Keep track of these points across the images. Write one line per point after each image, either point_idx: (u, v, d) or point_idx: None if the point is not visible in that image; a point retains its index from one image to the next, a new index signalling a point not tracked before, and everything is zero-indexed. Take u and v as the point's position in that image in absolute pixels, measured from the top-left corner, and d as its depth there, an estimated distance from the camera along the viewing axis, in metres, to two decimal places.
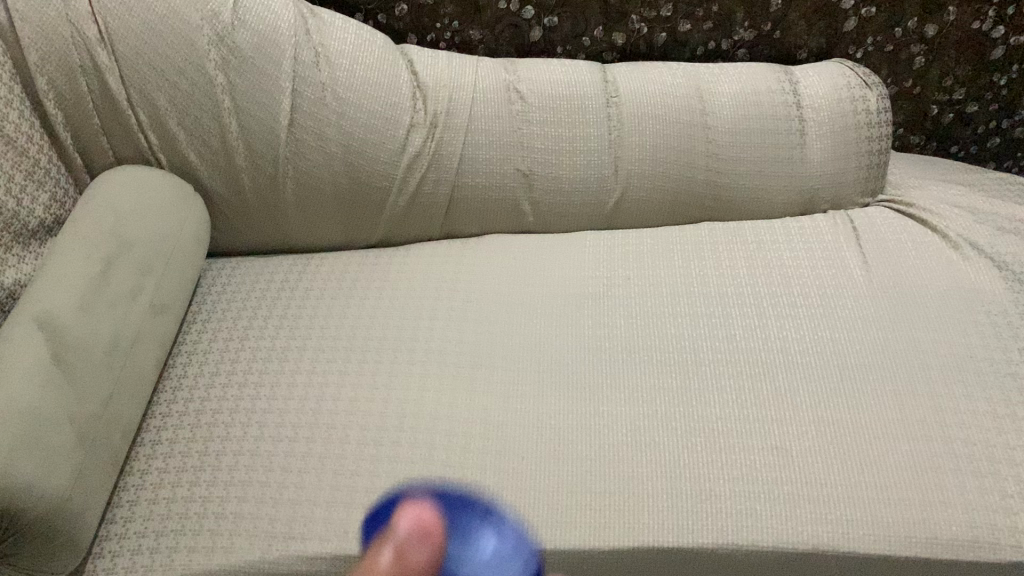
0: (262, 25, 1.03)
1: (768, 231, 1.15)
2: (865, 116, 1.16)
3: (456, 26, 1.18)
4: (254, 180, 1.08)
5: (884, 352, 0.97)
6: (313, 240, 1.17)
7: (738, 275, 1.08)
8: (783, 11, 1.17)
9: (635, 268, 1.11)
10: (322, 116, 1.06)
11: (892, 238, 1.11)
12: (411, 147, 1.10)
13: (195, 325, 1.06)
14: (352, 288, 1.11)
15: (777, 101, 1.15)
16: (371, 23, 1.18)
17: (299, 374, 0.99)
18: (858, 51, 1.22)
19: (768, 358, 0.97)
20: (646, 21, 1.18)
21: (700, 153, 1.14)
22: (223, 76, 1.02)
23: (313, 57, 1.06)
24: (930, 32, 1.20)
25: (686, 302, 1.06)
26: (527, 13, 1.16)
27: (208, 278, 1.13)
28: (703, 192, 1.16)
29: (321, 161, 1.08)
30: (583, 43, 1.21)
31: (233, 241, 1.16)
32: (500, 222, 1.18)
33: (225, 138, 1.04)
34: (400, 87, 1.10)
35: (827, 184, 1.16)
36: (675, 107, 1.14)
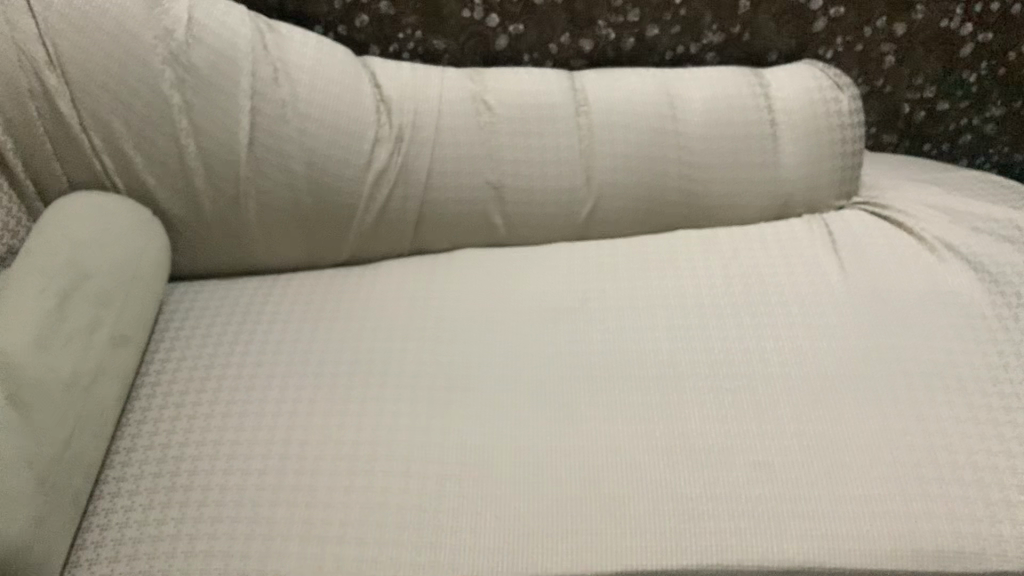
0: (219, 42, 1.00)
1: (743, 238, 1.13)
2: (836, 118, 1.14)
3: (419, 37, 1.15)
4: (215, 201, 1.05)
5: (865, 362, 0.95)
6: (277, 261, 1.13)
7: (716, 285, 1.06)
8: (751, 13, 1.16)
9: (610, 282, 1.08)
10: (284, 133, 1.03)
11: (868, 241, 1.09)
12: (377, 162, 1.07)
13: (158, 354, 1.03)
14: (320, 310, 1.07)
15: (748, 105, 1.13)
16: (331, 35, 1.14)
17: (268, 403, 0.96)
18: (828, 51, 1.21)
19: (749, 370, 0.96)
20: (613, 27, 1.16)
21: (672, 160, 1.12)
22: (179, 96, 1.00)
23: (272, 73, 1.03)
24: (899, 30, 1.19)
25: (663, 314, 1.03)
26: (493, 21, 1.14)
27: (171, 305, 1.10)
28: (677, 201, 1.14)
29: (284, 179, 1.05)
30: (550, 50, 1.18)
31: (195, 264, 1.12)
32: (471, 237, 1.15)
33: (184, 160, 1.02)
34: (363, 101, 1.07)
35: (801, 188, 1.15)
36: (645, 115, 1.12)
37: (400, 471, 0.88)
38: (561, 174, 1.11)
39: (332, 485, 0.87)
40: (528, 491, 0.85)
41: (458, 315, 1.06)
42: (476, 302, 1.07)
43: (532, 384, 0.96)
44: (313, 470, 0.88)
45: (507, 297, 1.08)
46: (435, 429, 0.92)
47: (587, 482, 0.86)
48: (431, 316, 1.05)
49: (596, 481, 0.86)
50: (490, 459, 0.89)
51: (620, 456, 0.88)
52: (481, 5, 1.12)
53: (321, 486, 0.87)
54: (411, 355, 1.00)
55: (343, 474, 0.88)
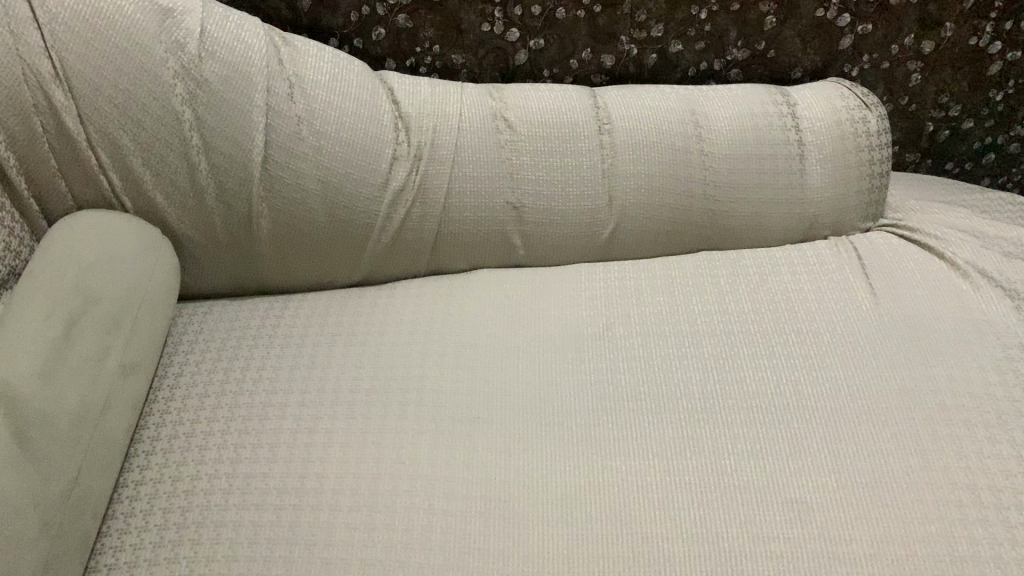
0: (232, 55, 0.96)
1: (769, 260, 1.09)
2: (865, 138, 1.10)
3: (437, 51, 1.12)
4: (227, 219, 1.02)
5: (903, 394, 0.92)
6: (289, 280, 1.10)
7: (744, 310, 1.03)
8: (778, 30, 1.13)
9: (635, 306, 1.05)
10: (299, 150, 1.00)
11: (899, 265, 1.06)
12: (394, 182, 1.04)
13: (167, 379, 0.99)
14: (335, 333, 1.04)
15: (776, 124, 1.10)
16: (346, 48, 1.11)
17: (282, 433, 0.91)
18: (854, 69, 1.18)
19: (783, 402, 0.92)
20: (636, 43, 1.13)
21: (697, 181, 1.09)
22: (190, 112, 0.96)
23: (287, 88, 0.99)
24: (927, 48, 1.16)
25: (691, 341, 1.00)
26: (512, 35, 1.11)
27: (179, 326, 1.06)
28: (701, 221, 1.11)
29: (299, 198, 1.01)
30: (571, 65, 1.15)
31: (204, 284, 1.09)
32: (488, 257, 1.12)
33: (195, 178, 0.98)
34: (380, 118, 1.03)
35: (827, 210, 1.11)
36: (669, 133, 1.08)
37: (423, 508, 0.84)
38: (583, 194, 1.08)
39: (351, 523, 0.83)
40: (557, 530, 0.82)
41: (478, 340, 1.02)
42: (496, 327, 1.04)
43: (558, 414, 0.93)
44: (331, 507, 0.84)
45: (528, 321, 1.04)
46: (458, 463, 0.88)
47: (617, 521, 0.83)
48: (450, 341, 1.02)
49: (627, 519, 0.83)
50: (516, 497, 0.85)
51: (650, 493, 0.85)
52: (501, 19, 1.09)
53: (339, 525, 0.83)
54: (430, 384, 0.96)
55: (363, 511, 0.84)
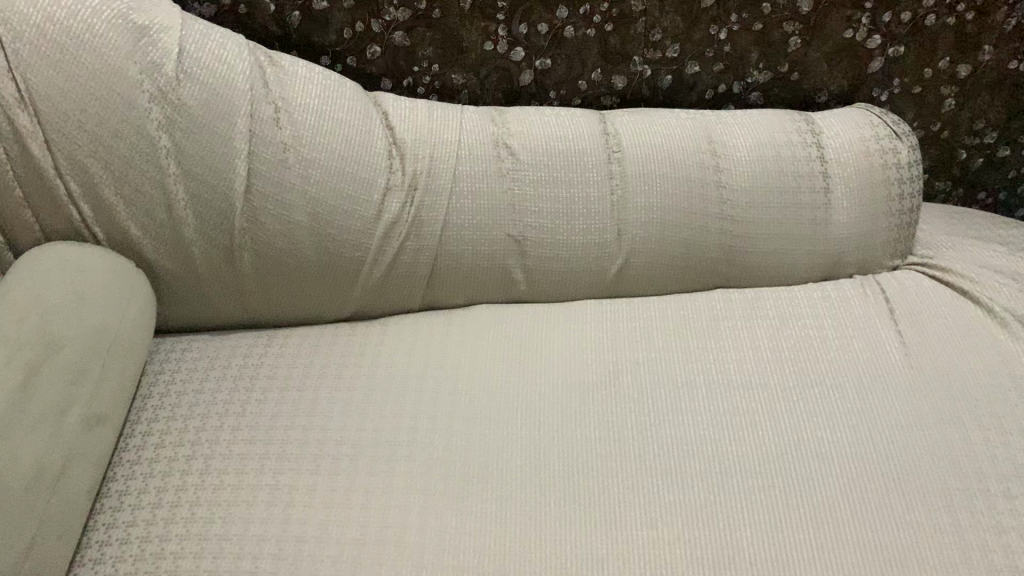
0: (213, 76, 0.89)
1: (790, 300, 1.02)
2: (894, 171, 1.03)
3: (436, 70, 1.04)
4: (207, 252, 0.95)
5: (936, 458, 0.84)
6: (275, 315, 1.03)
7: (762, 357, 0.95)
8: (803, 51, 1.05)
9: (644, 352, 0.97)
10: (286, 180, 0.93)
11: (930, 309, 0.98)
12: (387, 213, 0.97)
13: (139, 424, 0.92)
14: (321, 375, 0.97)
15: (799, 155, 1.02)
16: (338, 67, 1.03)
17: (260, 490, 0.84)
18: (883, 94, 1.10)
19: (805, 464, 0.84)
20: (650, 63, 1.05)
21: (713, 215, 1.01)
22: (167, 139, 0.89)
23: (273, 112, 0.92)
24: (962, 72, 1.08)
25: (705, 392, 0.92)
26: (517, 55, 1.03)
27: (155, 365, 0.99)
28: (716, 258, 1.03)
29: (285, 230, 0.94)
30: (579, 87, 1.07)
31: (183, 317, 1.02)
32: (488, 292, 1.05)
33: (172, 209, 0.91)
34: (373, 145, 0.96)
35: (853, 247, 1.03)
36: (685, 162, 1.01)
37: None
38: (591, 228, 1.01)
39: None
40: None
41: (475, 386, 0.95)
42: (494, 371, 0.96)
43: (559, 473, 0.85)
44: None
45: (528, 366, 0.97)
46: (449, 528, 0.81)
47: None
48: (445, 387, 0.95)
49: None
50: (511, 567, 0.77)
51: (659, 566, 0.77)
52: (505, 37, 1.02)
53: None
54: (422, 436, 0.89)
55: None
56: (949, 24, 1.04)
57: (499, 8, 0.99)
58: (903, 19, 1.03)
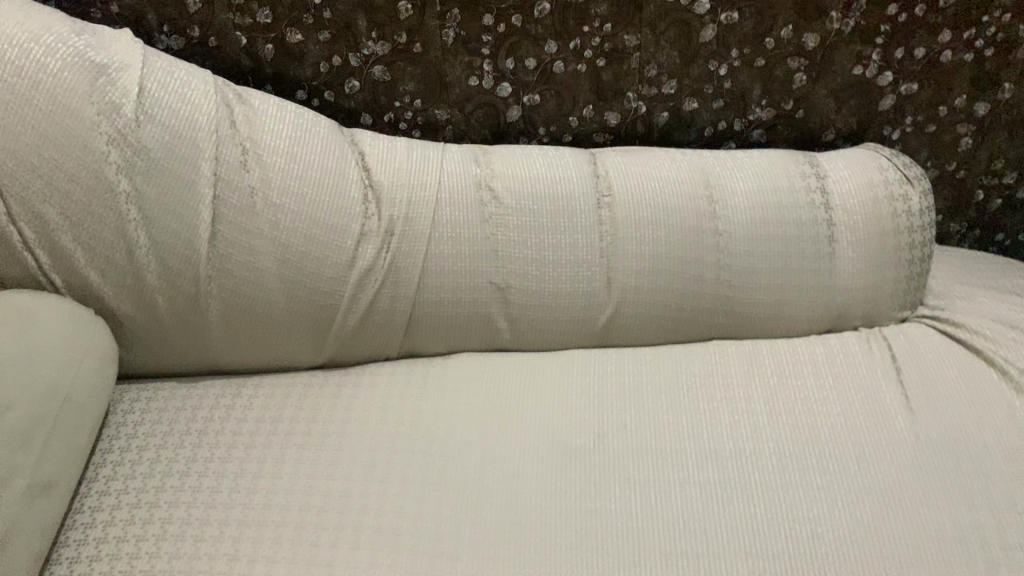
0: (175, 118, 0.85)
1: (790, 356, 0.96)
2: (904, 218, 0.96)
3: (418, 105, 0.99)
4: (171, 300, 0.89)
5: (947, 539, 0.77)
6: (245, 363, 0.98)
7: (758, 420, 0.89)
8: (808, 88, 0.99)
9: (632, 411, 0.91)
10: (253, 226, 0.88)
11: (940, 369, 0.92)
12: (361, 260, 0.91)
13: (96, 483, 0.87)
14: (290, 430, 0.91)
15: (802, 201, 0.96)
16: (315, 101, 0.98)
17: (217, 560, 0.78)
18: (895, 132, 1.04)
19: (804, 543, 0.77)
20: (644, 100, 0.99)
21: (709, 264, 0.95)
22: (127, 183, 0.84)
23: (240, 155, 0.87)
24: (980, 111, 1.02)
25: (696, 458, 0.86)
26: (504, 90, 0.98)
27: (117, 416, 0.94)
28: (712, 308, 0.97)
29: (252, 278, 0.89)
30: (570, 123, 1.01)
31: (149, 364, 0.97)
32: (470, 340, 0.99)
33: (133, 255, 0.86)
34: (347, 188, 0.91)
35: (859, 299, 0.97)
36: (679, 207, 0.95)
37: None
38: (578, 276, 0.95)
39: None
40: None
41: (452, 445, 0.89)
42: (472, 429, 0.91)
43: (537, 546, 0.79)
44: None
45: (509, 424, 0.91)
46: None
47: None
48: (419, 447, 0.89)
49: None
50: None
51: None
52: (491, 72, 0.96)
53: None
54: (392, 503, 0.83)
55: None
56: (967, 60, 0.97)
57: (484, 41, 0.93)
58: (917, 55, 0.96)
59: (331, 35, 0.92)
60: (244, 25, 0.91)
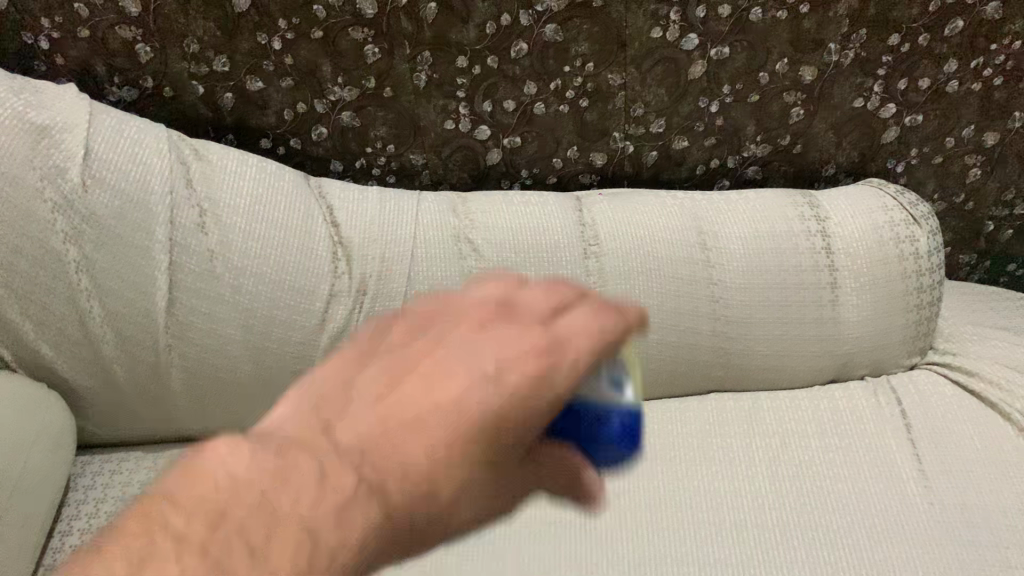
0: (125, 180, 0.78)
1: (791, 413, 0.91)
2: (912, 261, 0.90)
3: (391, 151, 0.94)
4: (130, 371, 0.83)
5: None
6: (212, 431, 0.92)
7: (760, 487, 0.83)
8: (806, 122, 0.93)
9: (625, 480, 0.85)
10: (214, 292, 0.81)
11: (952, 427, 0.86)
12: (332, 323, 0.85)
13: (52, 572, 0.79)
14: None
15: (802, 246, 0.89)
16: (281, 149, 0.93)
17: None
18: (898, 165, 0.98)
19: None
20: (631, 139, 0.93)
21: (704, 315, 0.89)
22: (76, 250, 0.77)
23: (197, 217, 0.81)
24: (989, 141, 0.95)
25: (694, 533, 0.80)
26: (482, 133, 0.92)
27: (77, 494, 0.87)
28: (708, 361, 0.92)
29: (214, 345, 0.83)
30: (553, 164, 0.96)
31: (111, 434, 0.90)
32: None
33: (86, 326, 0.79)
34: (315, 247, 0.85)
35: (865, 347, 0.91)
36: (671, 256, 0.89)
37: None
38: None
39: None
40: None
41: None
42: None
43: None
44: None
45: None
46: None
47: None
48: None
49: None
50: None
51: None
52: (467, 115, 0.90)
53: None
54: None
55: None
56: (974, 90, 0.91)
57: (459, 84, 0.87)
58: (921, 87, 0.90)
59: (294, 82, 0.86)
60: (200, 74, 0.85)
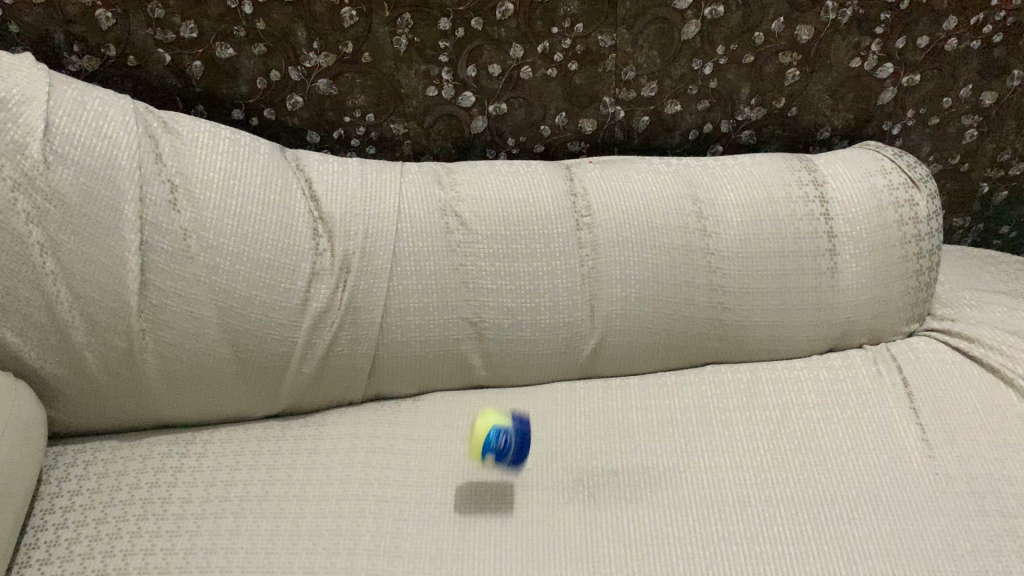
0: (90, 156, 0.73)
1: (791, 384, 0.88)
2: (912, 226, 0.87)
3: (371, 120, 0.89)
4: (102, 358, 0.78)
5: None
6: (191, 417, 0.88)
7: (761, 461, 0.81)
8: (801, 84, 0.90)
9: (623, 458, 0.83)
10: (189, 273, 0.77)
11: (954, 394, 0.84)
12: (314, 303, 0.81)
13: (28, 570, 0.75)
14: (243, 494, 0.81)
15: (799, 213, 0.87)
16: (255, 120, 0.88)
17: None
18: (894, 127, 0.95)
19: None
20: (622, 104, 0.90)
21: (701, 286, 0.87)
22: (40, 232, 0.72)
23: (169, 193, 0.77)
24: (987, 101, 0.93)
25: (696, 510, 0.78)
26: (466, 100, 0.88)
27: (50, 486, 0.83)
28: (705, 333, 0.89)
29: (191, 329, 0.79)
30: (541, 132, 0.92)
31: (85, 424, 0.86)
32: (443, 378, 0.91)
33: (54, 313, 0.75)
34: (295, 223, 0.81)
35: (864, 315, 0.89)
36: (666, 226, 0.86)
37: None
38: (558, 306, 0.86)
39: None
40: None
41: (426, 504, 0.80)
42: (448, 485, 0.82)
43: None
44: None
45: (488, 475, 0.82)
46: None
47: None
48: (390, 511, 0.79)
49: None
50: None
51: None
52: (450, 81, 0.86)
53: None
54: None
55: None
56: (973, 48, 0.88)
57: (442, 48, 0.83)
58: (920, 45, 0.87)
59: (267, 48, 0.81)
60: (166, 41, 0.80)
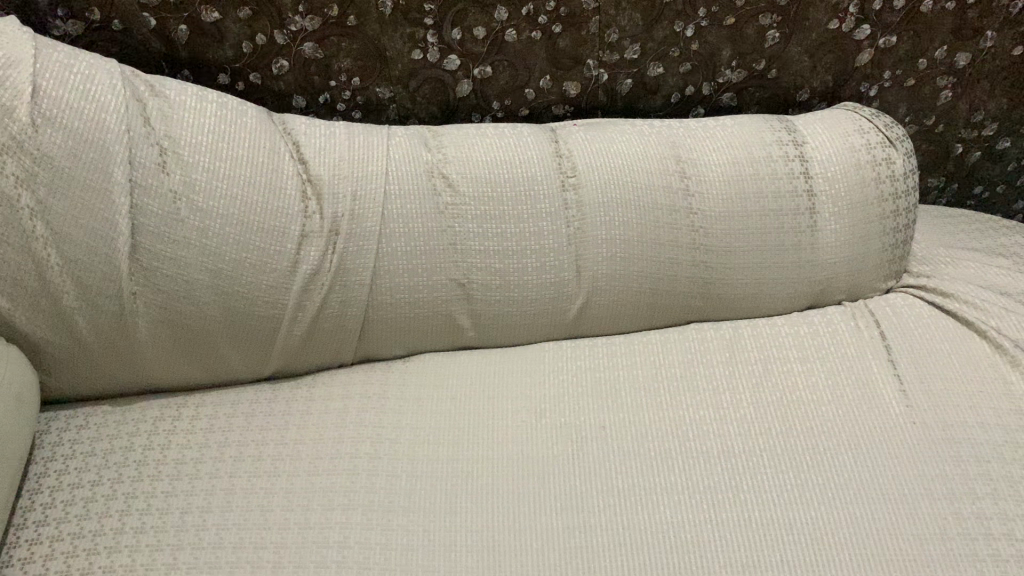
0: (78, 118, 0.74)
1: (773, 339, 0.91)
2: (889, 184, 0.89)
3: (357, 84, 0.90)
4: (94, 322, 0.79)
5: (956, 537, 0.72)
6: (182, 381, 0.88)
7: (744, 413, 0.84)
8: (781, 46, 0.91)
9: (611, 413, 0.85)
10: (178, 236, 0.78)
11: (929, 346, 0.87)
12: (304, 265, 0.82)
13: (25, 531, 0.76)
14: (236, 455, 0.83)
15: (780, 172, 0.89)
16: (241, 84, 0.88)
17: None
18: (871, 88, 0.97)
19: (806, 552, 0.72)
20: (605, 67, 0.91)
21: (684, 245, 0.88)
22: (29, 196, 0.72)
23: (158, 157, 0.77)
24: (961, 62, 0.95)
25: (683, 462, 0.80)
26: (451, 63, 0.89)
27: (43, 450, 0.83)
28: (689, 291, 0.91)
29: (182, 292, 0.79)
30: (525, 95, 0.93)
31: (75, 389, 0.87)
32: (432, 339, 0.92)
33: (44, 277, 0.75)
34: (284, 186, 0.82)
35: (842, 273, 0.91)
36: (650, 186, 0.88)
37: None
38: (545, 266, 0.88)
39: None
40: None
41: (417, 462, 0.81)
42: (440, 443, 0.83)
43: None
44: None
45: (478, 433, 0.84)
46: None
47: None
48: (383, 468, 0.81)
49: None
50: None
51: None
52: (435, 44, 0.87)
53: None
54: (355, 535, 0.75)
55: None
56: (947, 9, 0.90)
57: (427, 11, 0.83)
58: (896, 6, 0.89)
59: (252, 11, 0.82)
60: (151, 5, 0.80)
